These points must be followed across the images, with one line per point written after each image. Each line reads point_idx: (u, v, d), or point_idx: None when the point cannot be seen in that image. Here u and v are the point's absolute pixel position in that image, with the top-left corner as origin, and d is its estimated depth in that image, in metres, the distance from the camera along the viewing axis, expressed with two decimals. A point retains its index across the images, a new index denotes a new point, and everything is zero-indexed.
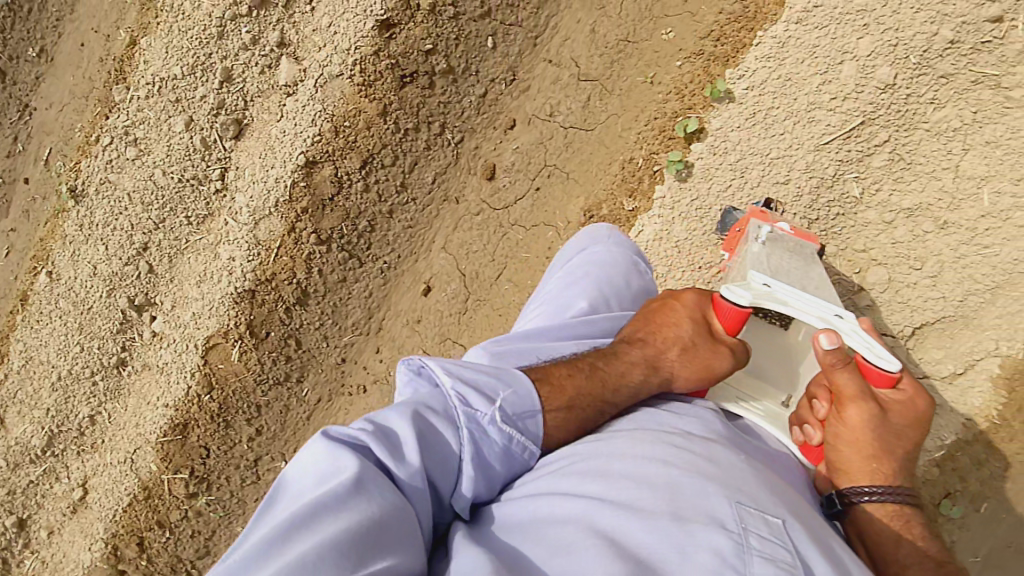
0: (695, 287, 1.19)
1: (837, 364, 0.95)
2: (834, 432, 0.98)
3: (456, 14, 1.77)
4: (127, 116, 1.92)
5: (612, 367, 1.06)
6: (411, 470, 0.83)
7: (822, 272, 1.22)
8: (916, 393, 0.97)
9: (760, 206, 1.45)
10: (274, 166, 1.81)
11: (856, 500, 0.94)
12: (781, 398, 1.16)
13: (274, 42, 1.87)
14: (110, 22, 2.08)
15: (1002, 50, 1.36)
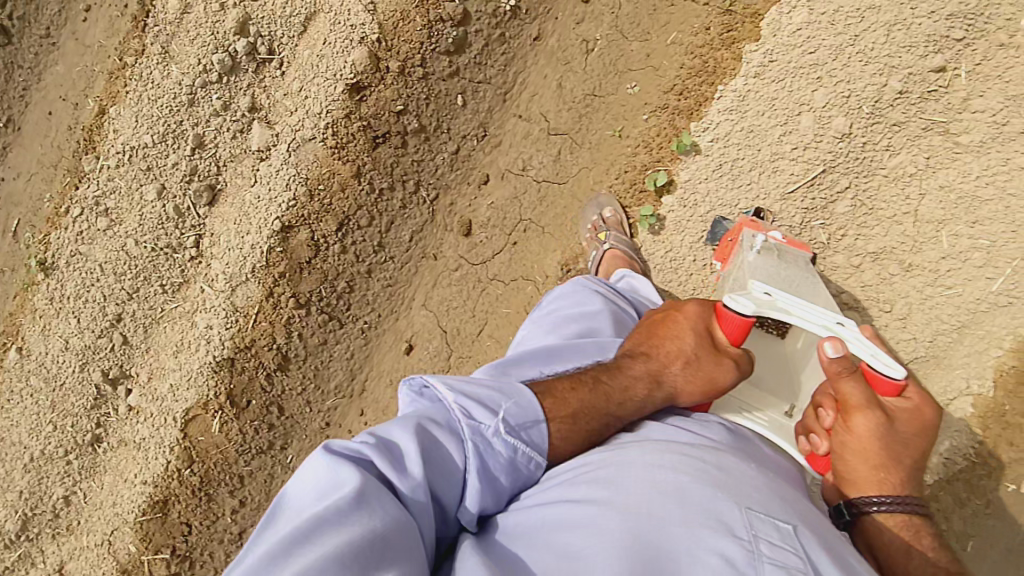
0: (698, 298, 1.20)
1: (844, 373, 0.96)
2: (841, 441, 0.99)
3: (425, 75, 1.80)
4: (97, 187, 1.91)
5: (618, 383, 1.09)
6: (413, 483, 0.87)
7: (819, 282, 1.24)
8: (922, 401, 0.97)
9: (750, 215, 1.51)
10: (249, 233, 1.81)
11: (866, 509, 0.98)
12: (783, 407, 1.18)
13: (246, 107, 1.87)
14: (79, 91, 2.11)
15: (948, 98, 1.46)
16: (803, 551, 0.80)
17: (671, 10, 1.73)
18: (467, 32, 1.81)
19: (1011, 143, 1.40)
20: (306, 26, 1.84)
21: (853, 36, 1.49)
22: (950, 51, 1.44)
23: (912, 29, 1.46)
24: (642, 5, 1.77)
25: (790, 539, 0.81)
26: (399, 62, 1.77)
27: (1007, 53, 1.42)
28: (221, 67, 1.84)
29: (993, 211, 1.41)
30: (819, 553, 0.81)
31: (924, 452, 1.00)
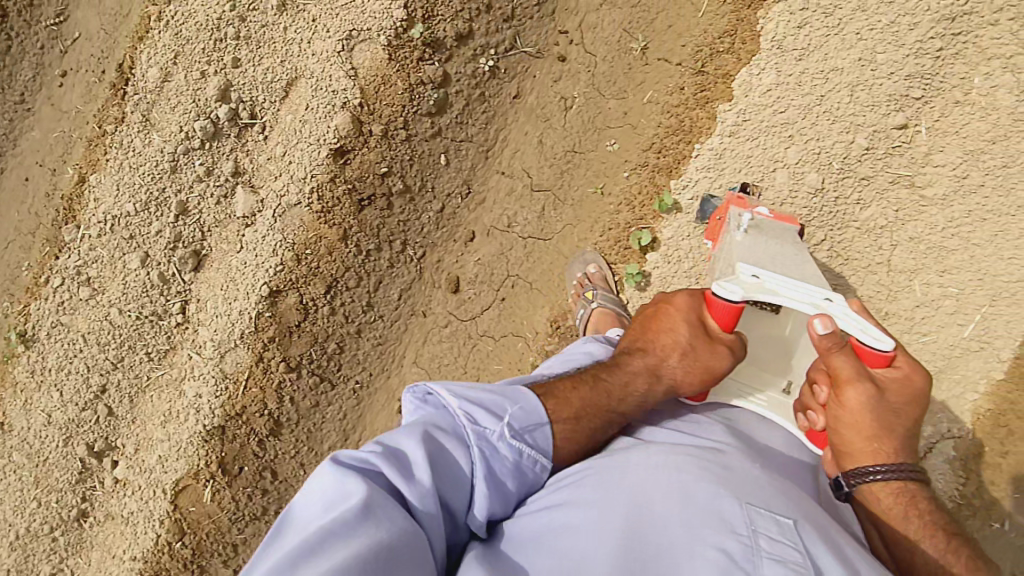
0: (687, 289, 1.20)
1: (833, 347, 0.99)
2: (835, 415, 1.02)
3: (408, 136, 1.83)
4: (78, 257, 1.90)
5: (615, 378, 1.12)
6: (423, 491, 0.86)
7: (806, 257, 1.26)
8: (911, 370, 1.01)
9: (737, 192, 1.55)
10: (237, 299, 1.83)
11: (863, 479, 1.00)
12: (780, 383, 1.22)
13: (229, 172, 1.88)
14: (56, 156, 2.09)
15: (911, 152, 1.57)
16: (802, 542, 0.83)
17: (646, 69, 1.79)
18: (447, 93, 1.85)
19: (972, 194, 1.53)
20: (288, 92, 1.86)
21: (819, 97, 1.59)
22: (910, 108, 1.57)
23: (874, 89, 1.57)
24: (618, 64, 1.83)
25: (790, 532, 0.84)
26: (382, 125, 1.80)
27: (962, 111, 1.54)
28: (204, 134, 1.85)
29: (961, 261, 1.54)
30: (817, 544, 0.83)
31: (916, 420, 1.03)
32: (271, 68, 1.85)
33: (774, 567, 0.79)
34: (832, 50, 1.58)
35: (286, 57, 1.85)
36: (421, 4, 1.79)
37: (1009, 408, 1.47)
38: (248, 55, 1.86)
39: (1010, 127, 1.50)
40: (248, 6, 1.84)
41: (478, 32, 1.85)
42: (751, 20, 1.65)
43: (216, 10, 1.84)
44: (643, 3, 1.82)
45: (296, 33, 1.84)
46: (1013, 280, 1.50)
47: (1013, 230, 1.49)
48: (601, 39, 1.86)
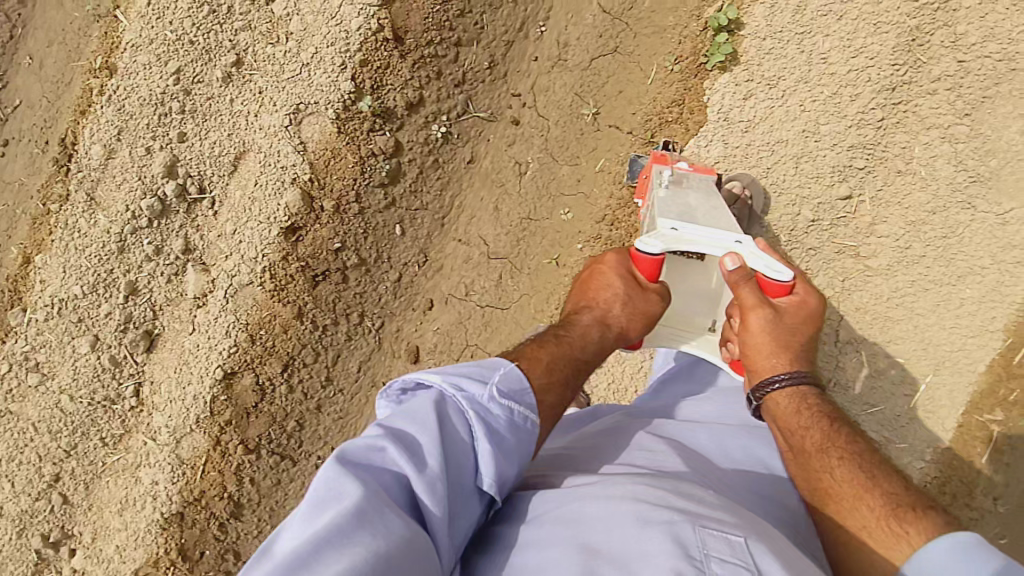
0: (614, 249, 1.36)
1: (741, 280, 1.21)
2: (744, 339, 1.21)
3: (361, 210, 1.82)
4: (26, 342, 1.85)
5: (574, 330, 1.24)
6: (428, 475, 0.81)
7: (719, 202, 1.44)
8: (806, 295, 1.22)
9: (659, 150, 1.62)
10: (191, 383, 1.83)
11: (770, 389, 1.18)
12: (708, 324, 1.41)
13: (179, 250, 1.84)
14: None
15: (855, 223, 1.64)
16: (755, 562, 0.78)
17: (598, 135, 1.79)
18: (400, 162, 1.83)
19: (915, 265, 1.61)
20: (237, 164, 1.82)
21: (764, 169, 1.63)
22: (854, 179, 1.61)
23: (818, 160, 1.61)
24: (570, 129, 1.82)
25: (743, 554, 0.79)
26: (333, 201, 1.78)
27: (904, 180, 1.60)
28: (151, 212, 1.81)
29: (905, 332, 1.63)
30: (770, 564, 0.79)
31: (813, 340, 1.23)
32: (219, 142, 1.81)
33: None
34: (777, 122, 1.61)
35: (235, 130, 1.80)
36: (370, 75, 1.74)
37: (954, 474, 1.59)
38: (195, 129, 1.80)
39: (948, 198, 1.58)
40: (192, 79, 1.78)
41: (429, 99, 1.81)
42: (698, 90, 1.66)
43: (159, 84, 1.77)
44: (593, 67, 1.80)
45: (242, 105, 1.79)
46: (954, 350, 1.60)
47: (954, 300, 1.59)
48: (553, 102, 1.84)
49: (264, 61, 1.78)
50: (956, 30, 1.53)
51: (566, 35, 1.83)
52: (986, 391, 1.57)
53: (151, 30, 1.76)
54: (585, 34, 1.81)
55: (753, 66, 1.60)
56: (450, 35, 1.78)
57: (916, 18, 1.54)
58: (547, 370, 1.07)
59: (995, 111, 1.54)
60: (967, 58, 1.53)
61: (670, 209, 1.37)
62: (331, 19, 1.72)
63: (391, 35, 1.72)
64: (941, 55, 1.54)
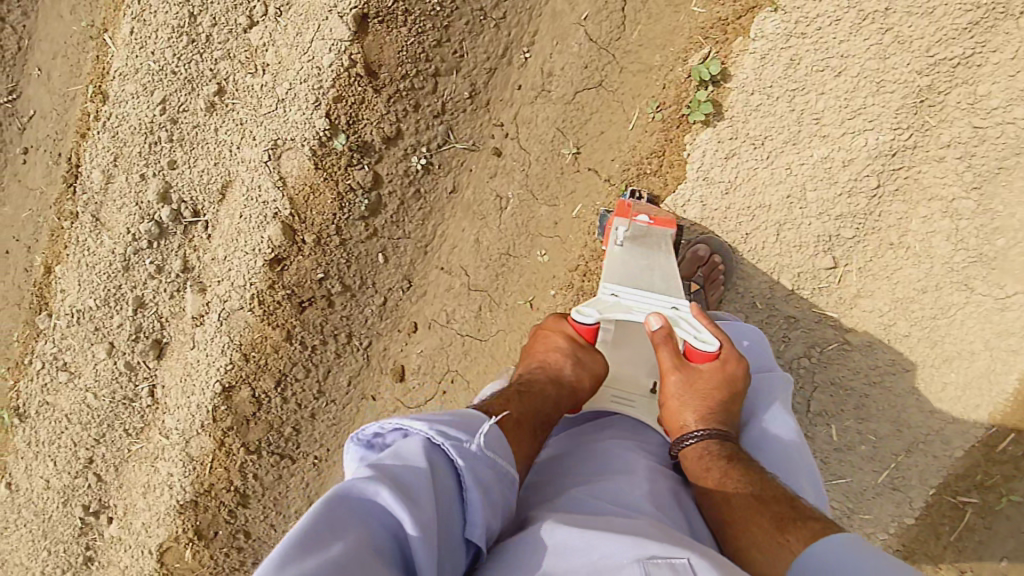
0: (553, 315, 1.32)
1: (662, 341, 1.19)
2: (662, 401, 1.20)
3: (342, 242, 1.84)
4: (54, 343, 2.06)
5: (530, 387, 1.15)
6: (419, 519, 0.74)
7: (671, 261, 1.37)
8: (732, 363, 1.19)
9: (627, 197, 1.61)
10: (195, 394, 1.96)
11: (682, 444, 1.15)
12: (648, 385, 1.28)
13: (178, 269, 1.94)
14: (29, 232, 2.09)
15: (840, 292, 1.56)
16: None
17: (577, 177, 1.77)
18: (380, 195, 1.82)
19: (899, 343, 1.53)
20: (224, 194, 1.87)
21: (743, 234, 1.59)
22: (840, 248, 1.54)
23: (802, 229, 1.54)
24: (551, 167, 1.79)
25: None
26: (313, 234, 1.81)
27: (896, 254, 1.51)
28: (150, 235, 1.90)
29: (882, 408, 1.56)
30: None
31: (735, 405, 1.19)
32: (206, 170, 1.86)
33: None
34: (761, 184, 1.56)
35: (221, 159, 1.85)
36: (345, 111, 1.75)
37: (918, 547, 1.57)
38: (184, 157, 1.86)
39: (943, 278, 1.48)
40: (178, 108, 1.84)
41: (407, 132, 1.79)
42: (679, 142, 1.64)
43: (148, 113, 1.84)
44: (577, 101, 1.75)
45: (226, 135, 1.84)
46: (930, 434, 1.53)
47: (936, 382, 1.52)
48: (535, 136, 1.80)
49: (244, 89, 1.83)
50: (974, 90, 1.40)
51: (551, 63, 1.76)
52: (963, 474, 1.52)
53: (135, 59, 1.83)
54: (570, 64, 1.75)
55: (738, 123, 1.57)
56: (426, 67, 1.75)
57: (928, 76, 1.42)
58: (519, 417, 1.05)
59: (1010, 184, 1.41)
60: (984, 124, 1.41)
61: (617, 267, 1.34)
62: (304, 54, 1.76)
63: (363, 70, 1.72)
64: (954, 119, 1.42)
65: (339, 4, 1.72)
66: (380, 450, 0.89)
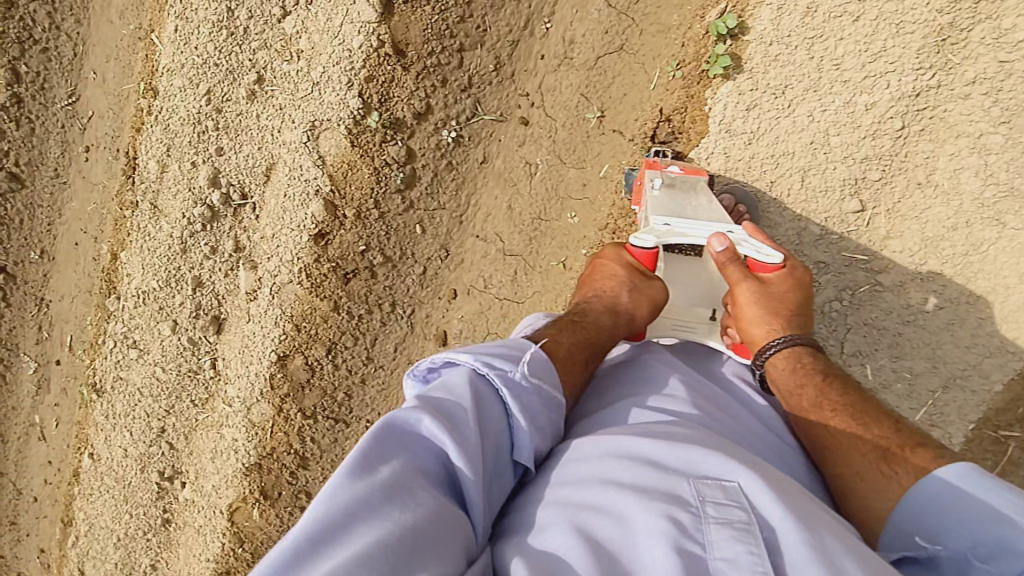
0: (613, 245, 1.38)
1: (728, 261, 1.23)
2: (738, 317, 1.24)
3: (381, 214, 1.92)
4: (124, 324, 2.17)
5: (586, 316, 1.25)
6: (464, 444, 0.84)
7: (709, 199, 1.41)
8: (792, 268, 1.27)
9: (651, 157, 1.65)
10: (253, 362, 2.04)
11: (769, 357, 1.21)
12: (708, 315, 1.33)
13: (231, 249, 2.05)
14: (95, 225, 2.26)
15: (870, 236, 1.57)
16: (749, 499, 0.82)
17: (602, 139, 1.83)
18: (414, 168, 1.90)
19: (929, 283, 1.54)
20: (269, 175, 1.99)
21: (768, 182, 1.61)
22: (867, 191, 1.55)
23: (827, 173, 1.56)
24: (577, 132, 1.85)
25: (737, 494, 0.83)
26: (354, 209, 1.90)
27: (924, 193, 1.52)
28: (204, 218, 2.02)
29: (916, 346, 1.56)
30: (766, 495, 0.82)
31: (803, 313, 1.26)
32: (251, 154, 1.99)
33: (721, 531, 0.78)
34: (784, 132, 1.58)
35: (265, 143, 1.97)
36: (377, 89, 1.84)
37: None
38: (230, 144, 2.00)
39: (974, 215, 1.48)
40: (222, 98, 1.98)
41: (436, 106, 1.87)
42: (700, 97, 1.67)
43: (194, 105, 1.98)
44: (599, 66, 1.81)
45: (267, 120, 1.96)
46: (968, 369, 1.53)
47: (971, 319, 1.52)
48: (560, 103, 1.86)
49: (282, 76, 1.94)
50: (999, 23, 1.39)
51: (572, 31, 1.82)
52: (1001, 409, 1.52)
53: (180, 55, 1.99)
54: (590, 31, 1.80)
55: (758, 74, 1.59)
56: (451, 43, 1.82)
57: (948, 14, 1.42)
58: (569, 352, 1.13)
59: None
60: (1010, 57, 1.40)
61: (661, 203, 1.35)
62: (335, 38, 1.86)
63: (392, 49, 1.80)
64: (979, 55, 1.42)
65: None
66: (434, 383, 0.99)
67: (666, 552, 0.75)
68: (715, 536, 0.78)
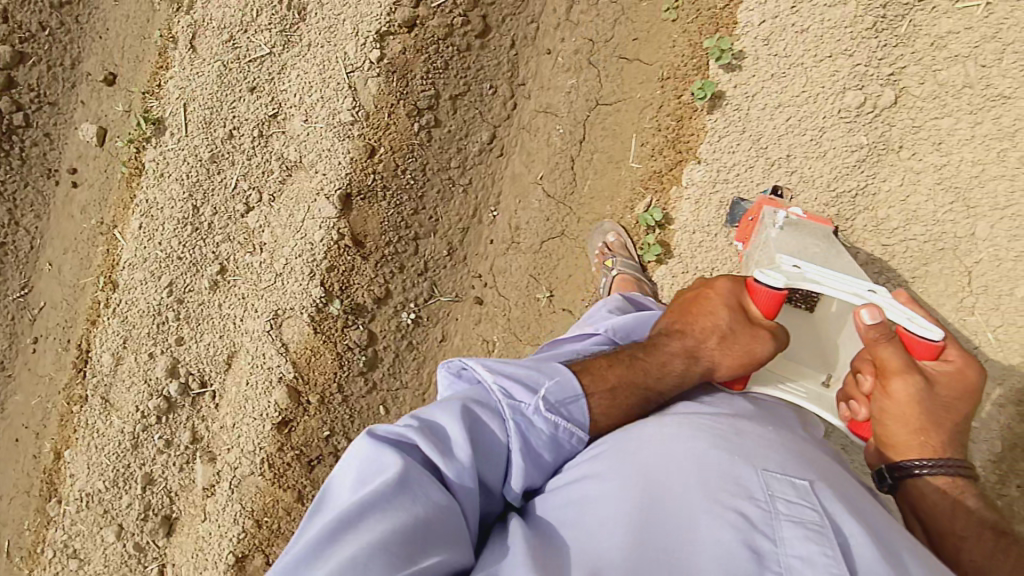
0: (728, 276, 1.32)
1: (881, 340, 1.09)
2: (882, 407, 1.13)
3: (344, 397, 1.95)
4: (63, 530, 2.02)
5: (663, 355, 1.25)
6: (457, 466, 0.99)
7: (840, 247, 1.44)
8: (962, 366, 1.11)
9: (767, 195, 1.64)
10: (208, 567, 1.90)
11: (912, 472, 1.13)
12: (821, 377, 1.35)
13: (187, 440, 2.01)
14: (38, 418, 2.18)
15: None
16: (816, 504, 0.96)
17: (554, 316, 1.97)
18: (376, 350, 1.98)
19: None
20: (231, 362, 2.02)
21: None
22: None
23: None
24: (528, 310, 1.99)
25: (802, 497, 0.97)
26: (318, 393, 1.93)
27: None
28: (158, 411, 1.99)
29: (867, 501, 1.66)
30: (832, 506, 0.96)
31: (968, 413, 1.13)
32: (212, 343, 2.02)
33: (792, 528, 0.91)
34: None
35: (226, 332, 2.02)
36: (338, 279, 1.95)
37: None
38: (191, 332, 2.03)
39: None
40: (185, 289, 2.04)
41: (396, 290, 2.00)
42: None
43: (156, 296, 2.03)
44: (544, 249, 2.00)
45: (230, 309, 2.03)
46: None
47: None
48: (511, 283, 2.02)
49: (246, 267, 2.04)
50: (876, 214, 1.67)
51: (518, 218, 2.03)
52: None
53: (144, 249, 2.07)
54: (533, 218, 2.02)
55: (687, 258, 1.80)
56: (407, 232, 2.00)
57: (834, 206, 1.69)
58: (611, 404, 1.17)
59: (926, 290, 1.62)
60: (890, 242, 1.65)
61: (786, 243, 1.41)
62: (297, 233, 1.98)
63: (351, 241, 1.95)
64: (864, 239, 1.67)
65: (325, 187, 1.97)
66: (466, 379, 1.17)
67: (737, 542, 0.90)
68: (786, 532, 0.91)
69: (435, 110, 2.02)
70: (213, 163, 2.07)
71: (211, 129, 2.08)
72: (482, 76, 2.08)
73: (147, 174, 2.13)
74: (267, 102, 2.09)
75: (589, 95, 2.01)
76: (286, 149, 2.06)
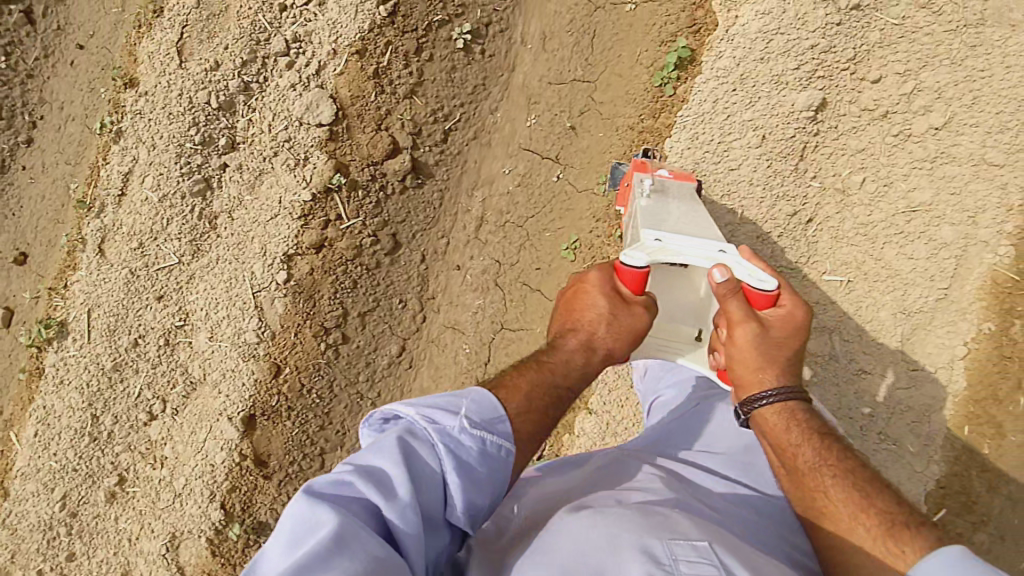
0: (597, 265, 1.32)
1: (727, 292, 1.20)
2: (729, 354, 1.20)
3: None
4: None
5: (557, 354, 1.23)
6: (399, 504, 0.88)
7: (697, 201, 1.56)
8: (793, 306, 1.21)
9: (640, 156, 1.78)
10: None
11: (757, 403, 1.18)
12: (693, 334, 1.39)
13: None
14: None
15: None
16: (718, 559, 0.92)
17: None
18: None
19: None
20: None
21: None
22: None
23: None
24: None
25: (706, 554, 0.92)
26: None
27: None
28: None
29: None
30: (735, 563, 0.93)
31: (801, 350, 1.22)
32: (106, 559, 2.13)
33: None
34: None
35: (119, 548, 2.13)
36: (239, 498, 2.06)
37: None
38: (82, 548, 2.13)
39: None
40: (78, 501, 2.13)
41: None
42: None
43: (46, 510, 2.11)
44: None
45: (125, 523, 2.14)
46: None
47: None
48: None
49: (143, 478, 2.13)
50: None
51: None
52: None
53: (38, 459, 2.14)
54: None
55: None
56: (312, 449, 2.10)
57: None
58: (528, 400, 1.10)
59: None
60: None
61: (649, 215, 1.44)
62: (197, 452, 2.08)
63: (254, 461, 2.05)
64: None
65: (228, 407, 2.06)
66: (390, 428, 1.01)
67: None
68: None
69: (343, 327, 2.08)
70: (115, 371, 2.10)
71: (114, 337, 2.10)
72: (391, 291, 2.14)
73: (46, 378, 2.15)
74: (174, 312, 2.12)
75: (494, 317, 2.11)
76: (190, 363, 2.12)
